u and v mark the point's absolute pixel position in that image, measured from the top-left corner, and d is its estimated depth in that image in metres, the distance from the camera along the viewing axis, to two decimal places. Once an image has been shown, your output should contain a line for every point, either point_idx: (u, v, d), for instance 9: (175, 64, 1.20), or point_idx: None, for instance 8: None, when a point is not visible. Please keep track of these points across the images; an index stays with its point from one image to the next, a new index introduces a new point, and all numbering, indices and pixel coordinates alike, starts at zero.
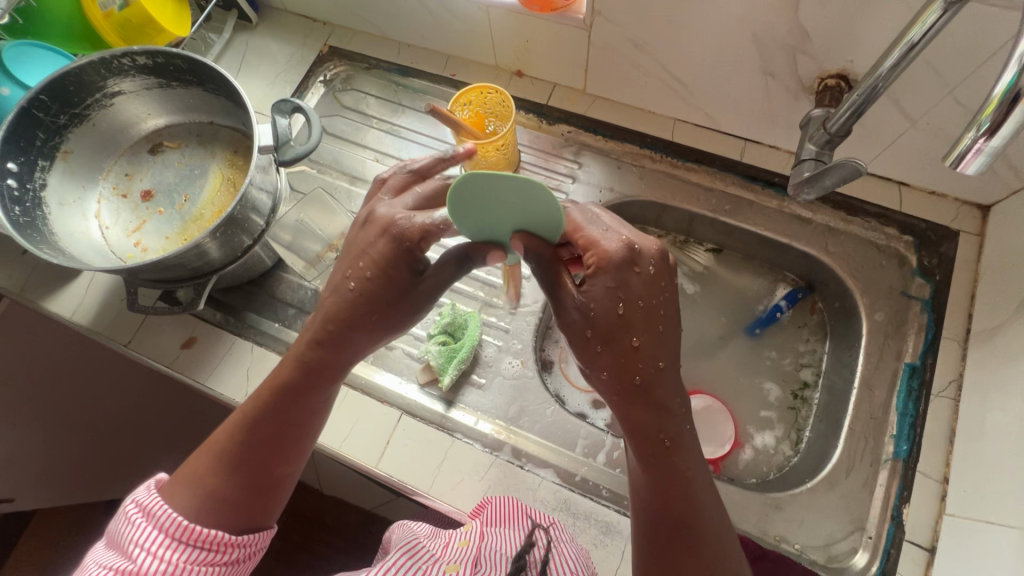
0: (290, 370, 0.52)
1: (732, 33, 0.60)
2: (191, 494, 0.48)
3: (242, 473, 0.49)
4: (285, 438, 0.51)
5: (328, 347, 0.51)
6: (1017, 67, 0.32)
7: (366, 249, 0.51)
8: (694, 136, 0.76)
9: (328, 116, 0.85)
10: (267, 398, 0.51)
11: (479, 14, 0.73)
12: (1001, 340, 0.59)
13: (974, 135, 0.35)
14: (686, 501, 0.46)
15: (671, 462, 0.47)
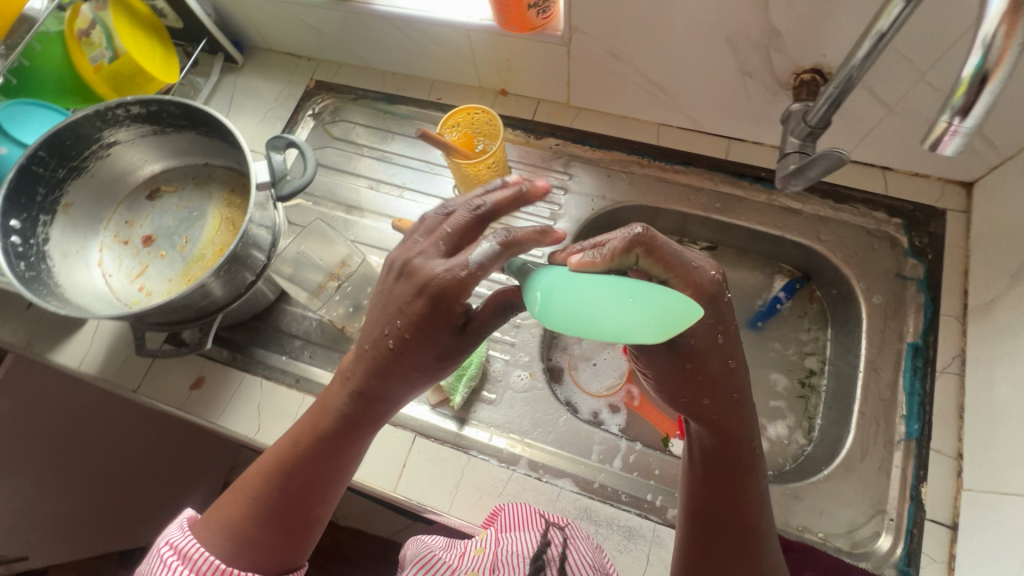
0: (328, 421, 0.51)
1: (707, 37, 0.62)
2: (224, 541, 0.48)
3: (276, 519, 0.49)
4: (321, 485, 0.50)
5: (368, 399, 0.50)
6: (981, 50, 0.33)
7: (406, 302, 0.46)
8: (679, 139, 0.78)
9: (319, 148, 0.87)
10: (305, 446, 0.50)
11: (460, 38, 0.75)
12: (999, 312, 0.60)
13: (949, 118, 0.36)
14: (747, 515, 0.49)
15: (740, 480, 0.49)
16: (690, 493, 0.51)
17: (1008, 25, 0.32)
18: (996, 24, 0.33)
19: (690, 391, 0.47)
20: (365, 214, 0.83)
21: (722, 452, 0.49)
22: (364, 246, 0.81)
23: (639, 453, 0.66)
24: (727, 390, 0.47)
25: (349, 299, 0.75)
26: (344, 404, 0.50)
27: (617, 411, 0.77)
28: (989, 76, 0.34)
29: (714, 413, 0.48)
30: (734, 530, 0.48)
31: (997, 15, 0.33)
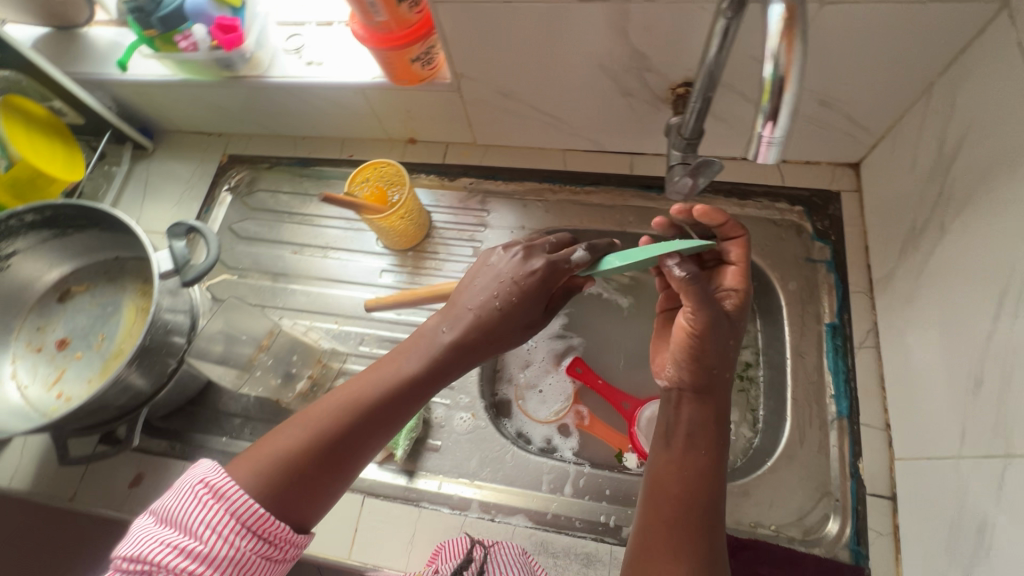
0: (408, 373, 0.56)
1: (582, 67, 0.65)
2: (265, 468, 0.50)
3: (325, 458, 0.51)
4: (374, 434, 0.54)
5: (457, 353, 0.57)
6: (772, 56, 0.34)
7: (521, 270, 0.59)
8: (585, 161, 0.81)
9: (239, 220, 0.87)
10: (377, 391, 0.55)
11: (357, 98, 0.77)
12: (897, 283, 0.63)
13: (761, 125, 0.36)
14: (711, 492, 0.52)
15: (710, 454, 0.53)
16: (666, 464, 0.54)
17: (788, 42, 0.33)
18: (778, 42, 0.34)
19: (708, 350, 0.56)
20: (293, 280, 0.83)
21: (706, 427, 0.55)
22: (295, 311, 0.80)
23: (589, 476, 0.66)
24: (727, 365, 0.57)
25: (282, 369, 0.73)
26: (430, 358, 0.57)
27: (568, 435, 0.77)
28: (783, 92, 0.34)
29: (714, 375, 0.56)
30: (700, 501, 0.51)
31: (776, 33, 0.34)
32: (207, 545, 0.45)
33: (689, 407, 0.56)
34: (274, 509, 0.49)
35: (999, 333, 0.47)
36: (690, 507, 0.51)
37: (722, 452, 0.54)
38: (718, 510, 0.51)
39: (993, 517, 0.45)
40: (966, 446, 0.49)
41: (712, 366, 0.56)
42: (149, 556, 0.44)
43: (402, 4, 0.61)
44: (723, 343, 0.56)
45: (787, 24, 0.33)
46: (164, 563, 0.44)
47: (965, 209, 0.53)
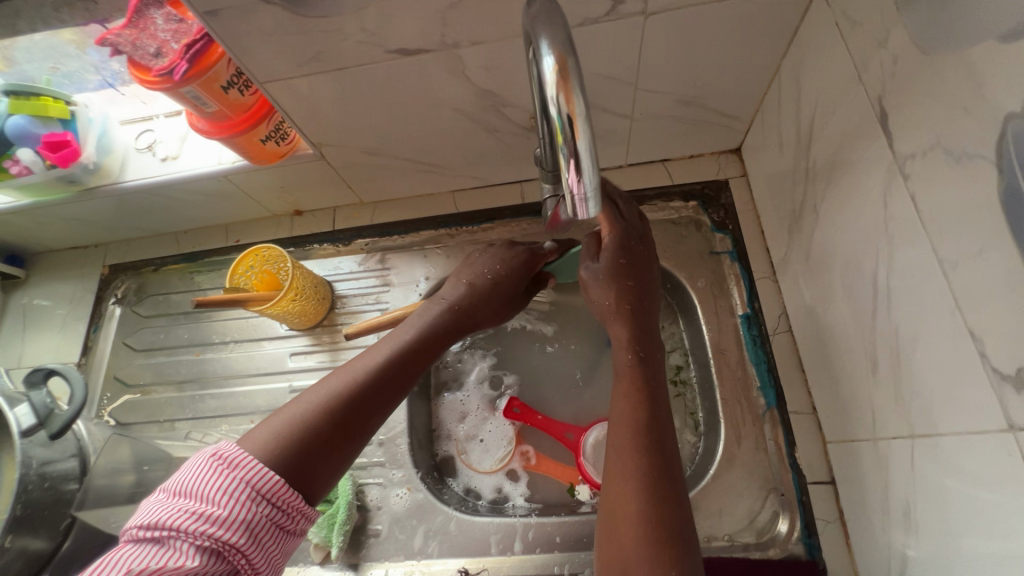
0: (410, 338, 0.57)
1: (438, 115, 0.63)
2: (282, 431, 0.46)
3: (343, 418, 0.48)
4: (390, 392, 0.52)
5: (457, 316, 0.60)
6: (554, 103, 0.32)
7: (507, 252, 0.65)
8: (476, 199, 0.79)
9: (133, 333, 0.82)
10: (383, 355, 0.54)
11: (225, 184, 0.73)
12: (793, 265, 0.63)
13: (568, 174, 0.35)
14: (660, 411, 0.49)
15: (650, 375, 0.52)
16: (619, 397, 0.51)
17: (566, 90, 0.32)
18: (556, 91, 0.32)
19: (611, 278, 0.57)
20: (200, 384, 0.78)
21: (630, 351, 0.54)
22: (207, 418, 0.75)
23: (537, 526, 0.63)
24: (631, 288, 0.56)
25: None
26: (432, 321, 0.59)
27: (517, 479, 0.74)
28: (573, 141, 0.33)
29: (626, 295, 0.56)
30: (648, 421, 0.48)
31: (552, 83, 0.32)
32: (226, 510, 0.40)
33: (616, 330, 0.56)
34: (293, 476, 0.44)
35: (880, 312, 0.46)
36: (642, 422, 0.48)
37: (659, 375, 0.53)
38: (667, 427, 0.49)
39: (914, 500, 0.44)
40: (878, 428, 0.48)
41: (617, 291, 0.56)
42: (165, 526, 0.39)
43: (232, 91, 0.58)
44: (612, 264, 0.57)
45: (561, 74, 0.32)
46: (181, 530, 0.39)
47: (827, 188, 0.52)
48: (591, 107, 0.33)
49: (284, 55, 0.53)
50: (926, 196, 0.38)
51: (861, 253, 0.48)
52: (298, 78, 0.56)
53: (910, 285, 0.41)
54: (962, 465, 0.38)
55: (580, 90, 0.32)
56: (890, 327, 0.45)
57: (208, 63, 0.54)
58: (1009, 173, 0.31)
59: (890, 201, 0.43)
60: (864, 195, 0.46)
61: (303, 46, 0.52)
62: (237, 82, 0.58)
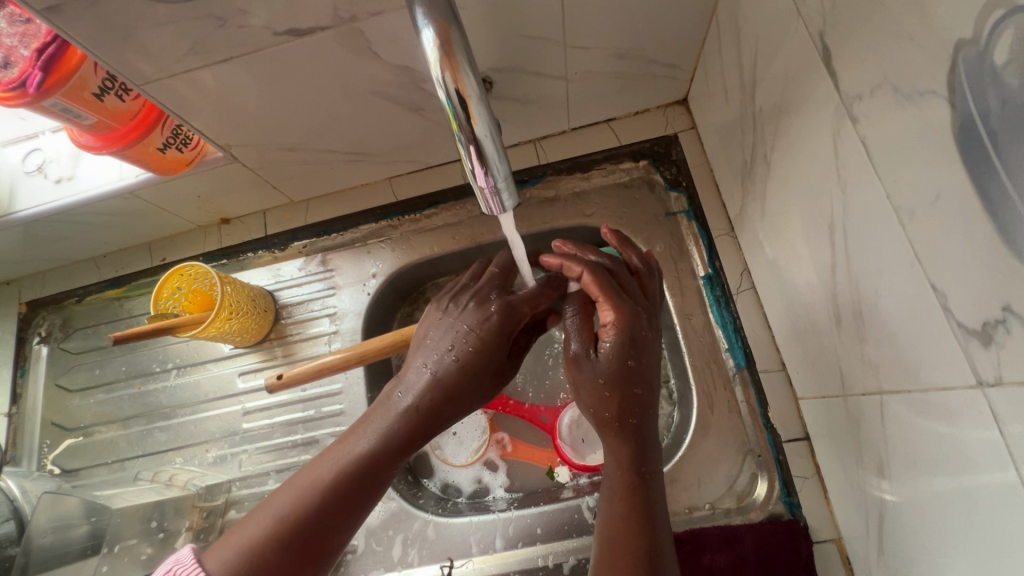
0: (368, 446, 0.49)
1: (352, 98, 0.57)
2: (231, 563, 0.42)
3: (296, 548, 0.44)
4: (351, 514, 0.46)
5: (426, 410, 0.51)
6: (441, 90, 0.30)
7: (477, 316, 0.55)
8: (415, 184, 0.73)
9: (65, 373, 0.76)
10: (333, 468, 0.48)
11: (134, 202, 0.66)
12: (750, 220, 0.60)
13: (472, 165, 0.33)
14: (645, 516, 0.46)
15: (641, 490, 0.47)
16: (608, 516, 0.47)
17: (452, 69, 0.30)
18: (441, 70, 0.30)
19: (606, 389, 0.49)
20: (148, 418, 0.73)
21: (630, 456, 0.48)
22: (159, 453, 0.71)
23: (517, 520, 0.62)
24: (631, 396, 0.49)
25: (151, 531, 0.62)
26: (398, 425, 0.50)
27: (496, 469, 0.71)
28: (469, 125, 0.31)
29: (621, 404, 0.48)
30: (636, 534, 0.45)
31: (436, 61, 0.30)
32: None
33: (612, 442, 0.49)
34: None
35: (840, 267, 0.43)
36: (630, 544, 0.44)
37: (649, 475, 0.48)
38: (652, 531, 0.45)
39: (888, 454, 0.43)
40: (847, 384, 0.47)
41: (607, 401, 0.48)
42: None
43: (108, 97, 0.52)
44: (613, 366, 0.49)
45: (444, 50, 0.30)
46: None
47: (776, 139, 0.49)
48: (481, 87, 0.31)
49: (158, 50, 0.46)
50: (877, 141, 0.35)
51: (816, 206, 0.45)
52: (181, 74, 0.49)
53: (868, 238, 0.38)
54: (931, 422, 0.37)
55: (466, 71, 0.31)
56: (850, 283, 0.42)
57: (68, 69, 0.48)
58: (962, 107, 0.28)
59: (840, 146, 0.39)
60: (814, 144, 0.43)
61: (176, 37, 0.45)
62: (112, 87, 0.51)
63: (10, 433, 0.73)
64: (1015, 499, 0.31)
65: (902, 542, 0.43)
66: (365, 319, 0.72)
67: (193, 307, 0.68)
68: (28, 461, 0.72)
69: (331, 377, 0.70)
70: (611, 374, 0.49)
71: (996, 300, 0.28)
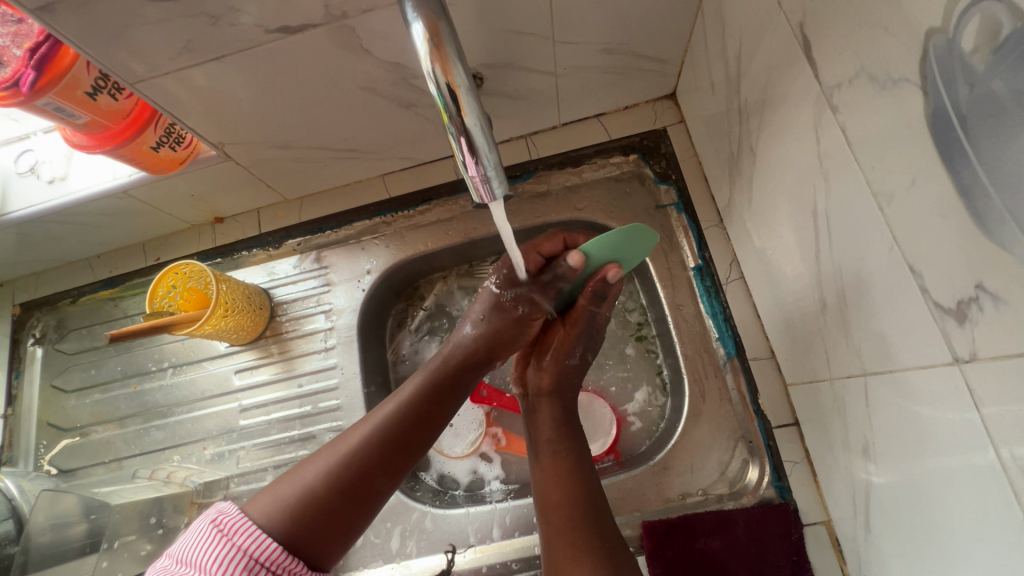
0: (416, 392, 0.54)
1: (343, 94, 0.57)
2: (285, 500, 0.46)
3: (349, 487, 0.48)
4: (398, 456, 0.51)
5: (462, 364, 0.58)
6: (431, 81, 0.31)
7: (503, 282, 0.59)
8: (408, 180, 0.74)
9: (60, 373, 0.76)
10: (386, 414, 0.52)
11: (127, 202, 0.67)
12: (738, 210, 0.61)
13: (462, 156, 0.34)
14: (586, 482, 0.54)
15: (571, 448, 0.57)
16: (542, 475, 0.56)
17: (441, 62, 0.31)
18: (430, 63, 0.31)
19: (557, 365, 0.61)
20: (144, 417, 0.73)
21: (560, 425, 0.59)
22: (156, 452, 0.72)
23: (514, 510, 0.63)
24: (576, 373, 0.62)
25: (149, 526, 0.62)
26: (447, 366, 0.57)
27: (491, 461, 0.72)
28: (458, 116, 0.32)
29: (567, 379, 0.62)
30: (569, 486, 0.54)
31: (426, 54, 0.31)
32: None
33: (546, 408, 0.61)
34: (290, 548, 0.45)
35: (823, 254, 0.45)
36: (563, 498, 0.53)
37: (582, 443, 0.58)
38: (600, 503, 0.53)
39: (872, 435, 0.44)
40: (833, 368, 0.48)
41: (557, 372, 0.61)
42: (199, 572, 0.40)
43: (101, 96, 0.52)
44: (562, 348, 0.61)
45: (433, 43, 0.31)
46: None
47: (762, 130, 0.50)
48: (470, 79, 0.32)
49: (152, 49, 0.47)
50: (856, 131, 0.36)
51: (801, 195, 0.46)
52: (173, 73, 0.50)
53: (849, 223, 0.39)
54: (911, 400, 0.38)
55: (456, 63, 0.31)
56: (835, 267, 0.43)
57: (59, 68, 0.48)
58: (934, 95, 0.29)
59: (822, 134, 0.40)
60: (798, 133, 0.44)
61: (168, 36, 0.46)
62: (105, 86, 0.52)
63: (6, 434, 0.73)
64: (991, 470, 0.32)
65: (887, 519, 0.44)
66: (360, 315, 0.72)
67: (188, 306, 0.68)
68: (25, 462, 0.72)
69: (328, 373, 0.70)
70: (568, 352, 0.61)
71: (969, 279, 0.30)
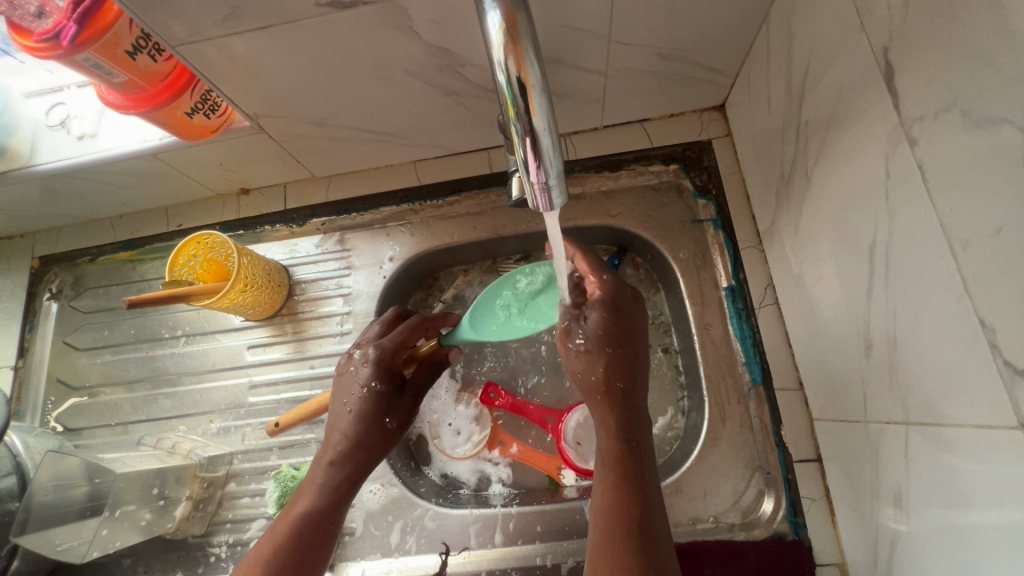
0: (304, 507, 0.51)
1: (386, 77, 0.55)
2: None
3: None
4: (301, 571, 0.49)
5: (344, 461, 0.53)
6: (502, 76, 0.30)
7: (357, 373, 0.56)
8: (440, 169, 0.72)
9: (74, 331, 0.75)
10: (279, 533, 0.50)
11: (156, 165, 0.65)
12: (780, 234, 0.59)
13: (523, 159, 0.32)
14: (637, 497, 0.45)
15: (627, 451, 0.48)
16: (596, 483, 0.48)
17: (515, 55, 0.29)
18: (504, 55, 0.29)
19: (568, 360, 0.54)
20: (153, 383, 0.73)
21: (613, 426, 0.49)
22: (162, 420, 0.71)
23: (518, 517, 0.62)
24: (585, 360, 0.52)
25: (150, 497, 0.61)
26: (326, 478, 0.53)
27: (499, 461, 0.70)
28: (527, 116, 0.30)
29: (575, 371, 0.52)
30: (628, 501, 0.45)
31: (499, 44, 0.29)
32: None
33: (598, 406, 0.51)
34: None
35: (876, 291, 0.42)
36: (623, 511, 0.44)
37: (640, 447, 0.48)
38: (653, 519, 0.45)
39: (905, 487, 0.42)
40: (870, 411, 0.46)
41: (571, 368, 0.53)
42: None
43: (141, 57, 0.51)
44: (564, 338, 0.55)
45: (509, 33, 0.29)
46: None
47: (821, 155, 0.47)
48: (543, 77, 0.30)
49: (194, 13, 0.45)
50: (936, 167, 0.34)
51: (857, 228, 0.44)
52: (215, 40, 0.48)
53: (911, 265, 0.37)
54: (958, 457, 0.36)
55: (529, 57, 0.30)
56: (888, 309, 0.41)
57: (104, 24, 0.47)
58: None
59: (891, 168, 0.38)
60: (863, 162, 0.41)
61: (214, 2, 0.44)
62: (146, 46, 0.50)
63: (14, 386, 0.73)
64: None
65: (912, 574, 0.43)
66: (379, 302, 0.71)
67: (207, 276, 0.67)
68: (32, 416, 0.72)
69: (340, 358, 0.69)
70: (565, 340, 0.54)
71: None
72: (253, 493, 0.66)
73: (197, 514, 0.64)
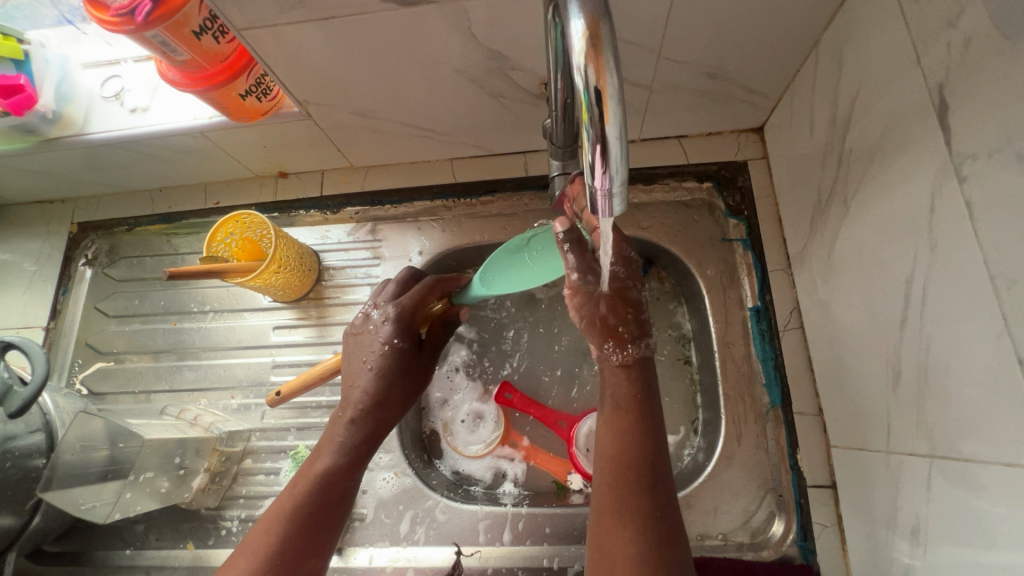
0: (325, 460, 0.51)
1: (437, 74, 0.57)
2: None
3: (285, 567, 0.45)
4: (324, 517, 0.48)
5: (362, 413, 0.54)
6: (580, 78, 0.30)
7: (377, 331, 0.57)
8: (476, 168, 0.73)
9: (106, 297, 0.77)
10: (302, 485, 0.50)
11: (202, 143, 0.67)
12: (811, 259, 0.59)
13: (590, 163, 0.33)
14: (647, 446, 0.45)
15: (637, 397, 0.48)
16: (603, 427, 0.47)
17: (595, 63, 0.30)
18: (585, 61, 0.30)
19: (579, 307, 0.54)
20: (178, 355, 0.74)
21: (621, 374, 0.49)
22: (184, 391, 0.73)
23: (528, 517, 0.62)
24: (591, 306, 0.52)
25: (170, 465, 0.62)
26: (345, 432, 0.53)
27: (510, 462, 0.71)
28: (600, 121, 0.31)
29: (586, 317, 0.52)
30: (642, 451, 0.45)
31: (580, 51, 0.30)
32: None
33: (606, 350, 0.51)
34: None
35: (909, 323, 0.43)
36: (635, 459, 0.44)
37: (649, 393, 0.48)
38: (664, 469, 0.44)
39: (923, 519, 0.42)
40: (893, 442, 0.46)
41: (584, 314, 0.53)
42: None
43: (205, 37, 0.52)
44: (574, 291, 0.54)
45: (591, 42, 0.30)
46: None
47: (862, 184, 0.48)
48: (619, 87, 0.31)
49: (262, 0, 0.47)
50: (985, 204, 0.34)
51: (894, 258, 0.44)
52: (278, 27, 0.50)
53: (951, 298, 0.38)
54: (982, 493, 0.36)
55: (608, 66, 0.30)
56: (920, 341, 0.41)
57: (176, 3, 0.48)
58: None
59: (936, 202, 0.38)
60: (907, 194, 0.42)
61: None
62: (211, 28, 0.52)
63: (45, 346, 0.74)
64: None
65: None
66: None
67: (242, 255, 0.69)
68: (58, 377, 0.74)
69: None
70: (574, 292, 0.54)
71: None
72: (269, 471, 0.67)
73: (213, 486, 0.66)
